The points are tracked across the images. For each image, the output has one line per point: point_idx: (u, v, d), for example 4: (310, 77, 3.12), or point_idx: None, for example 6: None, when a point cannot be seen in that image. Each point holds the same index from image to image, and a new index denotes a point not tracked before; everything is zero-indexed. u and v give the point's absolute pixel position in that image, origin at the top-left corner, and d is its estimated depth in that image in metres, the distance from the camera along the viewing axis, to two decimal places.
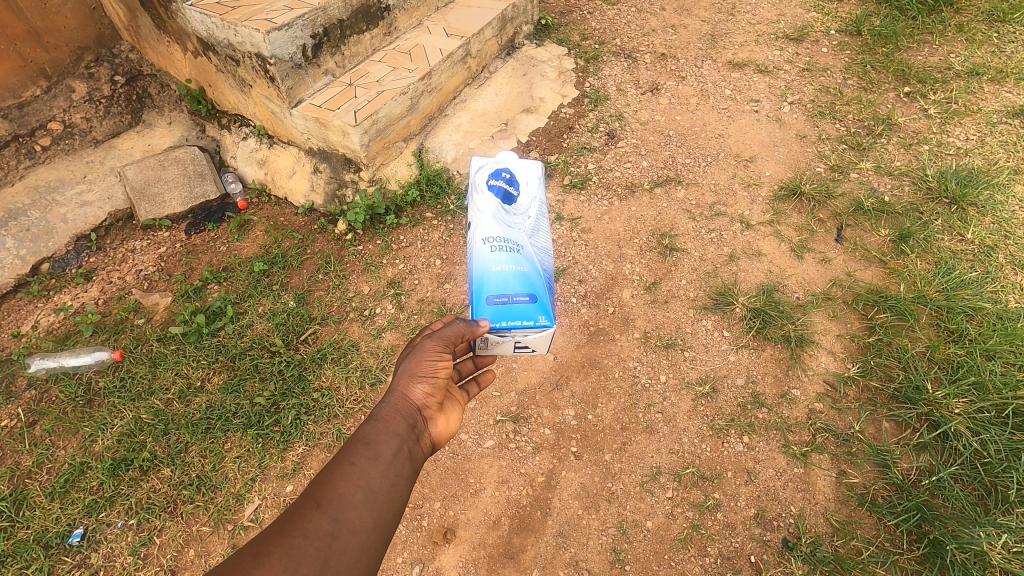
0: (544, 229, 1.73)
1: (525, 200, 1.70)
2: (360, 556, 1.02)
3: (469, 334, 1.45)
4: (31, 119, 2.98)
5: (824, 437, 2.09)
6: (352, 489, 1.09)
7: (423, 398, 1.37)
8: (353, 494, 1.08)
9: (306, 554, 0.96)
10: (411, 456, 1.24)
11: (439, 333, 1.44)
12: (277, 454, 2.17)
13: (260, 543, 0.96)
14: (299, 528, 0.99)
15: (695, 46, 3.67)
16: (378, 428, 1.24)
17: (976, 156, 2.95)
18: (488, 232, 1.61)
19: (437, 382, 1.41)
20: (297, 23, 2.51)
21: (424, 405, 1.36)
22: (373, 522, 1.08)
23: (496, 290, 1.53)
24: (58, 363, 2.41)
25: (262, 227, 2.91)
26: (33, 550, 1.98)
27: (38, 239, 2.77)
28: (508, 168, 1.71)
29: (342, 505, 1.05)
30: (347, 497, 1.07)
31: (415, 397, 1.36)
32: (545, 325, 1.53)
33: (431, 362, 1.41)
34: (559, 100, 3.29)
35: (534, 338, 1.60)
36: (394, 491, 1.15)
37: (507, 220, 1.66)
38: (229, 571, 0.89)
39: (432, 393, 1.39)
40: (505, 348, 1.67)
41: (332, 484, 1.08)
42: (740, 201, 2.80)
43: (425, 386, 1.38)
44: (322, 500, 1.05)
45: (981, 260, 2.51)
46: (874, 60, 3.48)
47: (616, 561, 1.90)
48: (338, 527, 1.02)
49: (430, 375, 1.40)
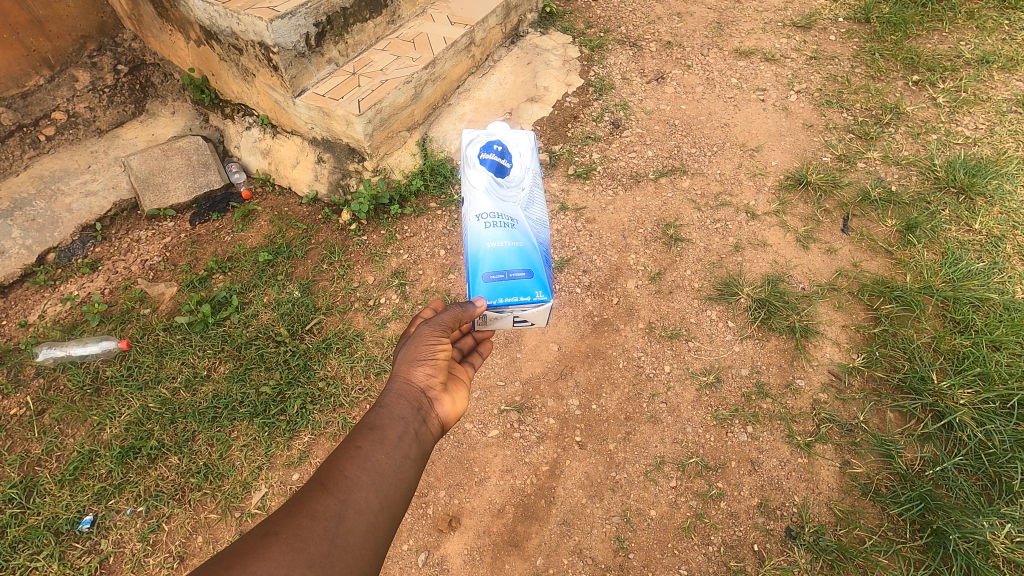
0: (539, 201, 1.74)
1: (517, 171, 1.71)
2: (367, 536, 1.03)
3: (466, 316, 1.45)
4: (35, 109, 2.99)
5: (828, 427, 2.09)
6: (358, 470, 1.10)
7: (426, 380, 1.37)
8: (359, 476, 1.09)
9: (314, 534, 0.97)
10: (418, 438, 1.25)
11: (436, 319, 1.45)
12: (283, 443, 2.19)
13: (269, 523, 0.98)
14: (307, 509, 1.01)
15: (701, 34, 3.63)
16: (382, 412, 1.25)
17: (985, 146, 2.92)
18: (482, 208, 1.62)
19: (438, 365, 1.41)
20: (300, 12, 2.49)
21: (427, 387, 1.36)
22: (380, 503, 1.09)
23: (493, 267, 1.54)
24: (66, 352, 2.43)
25: (266, 217, 2.90)
26: (45, 537, 2.01)
27: (43, 229, 2.78)
28: (500, 141, 1.71)
29: (349, 486, 1.07)
30: (353, 479, 1.08)
31: (418, 380, 1.36)
32: (543, 300, 1.54)
33: (429, 347, 1.41)
34: (563, 89, 3.27)
35: (532, 313, 1.60)
36: (401, 473, 1.16)
37: (502, 193, 1.66)
38: (240, 550, 0.91)
39: (434, 374, 1.39)
40: (504, 324, 1.68)
41: (338, 467, 1.10)
42: (747, 190, 2.79)
43: (426, 369, 1.39)
44: (329, 483, 1.06)
45: (988, 250, 2.49)
46: (883, 48, 3.44)
47: (620, 549, 1.91)
48: (345, 507, 1.03)
49: (430, 359, 1.40)
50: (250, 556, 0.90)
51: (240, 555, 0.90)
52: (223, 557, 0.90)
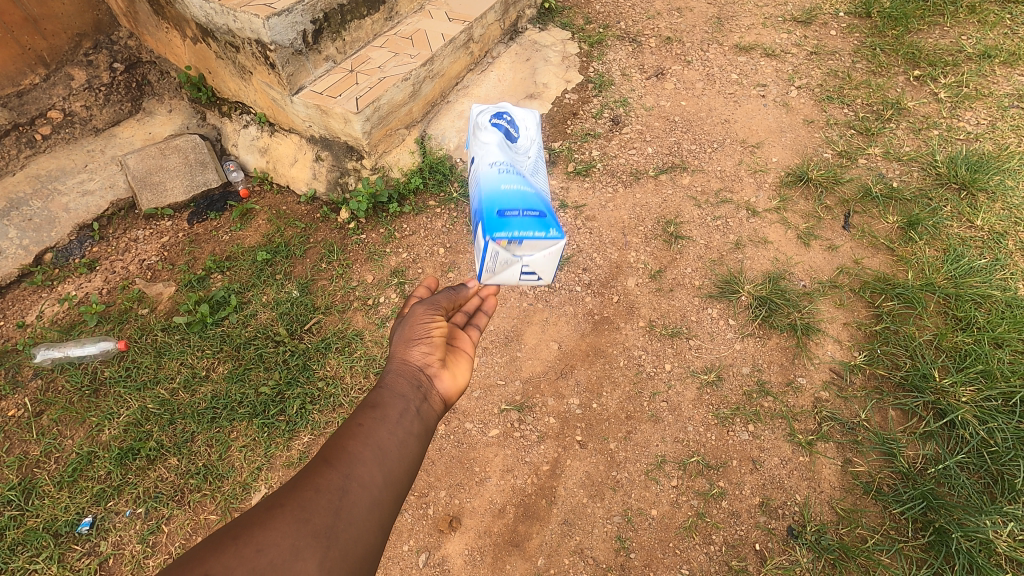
0: (544, 173, 1.67)
1: (525, 142, 1.68)
2: (373, 508, 1.02)
3: (456, 299, 1.54)
4: (31, 107, 2.96)
5: (830, 425, 2.08)
6: (360, 446, 1.09)
7: (426, 357, 1.35)
8: (362, 451, 1.08)
9: (318, 506, 0.96)
10: (420, 415, 1.23)
11: (430, 301, 1.49)
12: (283, 443, 2.18)
13: (274, 498, 0.97)
14: (310, 484, 1.00)
15: (701, 29, 3.60)
16: (383, 391, 1.24)
17: (987, 141, 2.90)
18: (490, 159, 1.57)
19: (438, 342, 1.39)
20: (297, 9, 2.47)
21: (428, 364, 1.34)
22: (384, 478, 1.07)
23: (507, 203, 1.49)
24: (64, 353, 2.42)
25: (264, 215, 2.89)
26: (43, 539, 2.00)
27: (40, 229, 2.76)
28: (510, 111, 1.72)
29: (353, 461, 1.06)
30: (356, 454, 1.07)
31: (418, 358, 1.34)
32: (557, 233, 1.49)
33: (425, 326, 1.40)
34: (563, 85, 3.24)
35: (541, 255, 1.53)
36: (404, 448, 1.14)
37: (508, 153, 1.61)
38: (244, 523, 0.91)
39: (435, 352, 1.37)
40: (510, 276, 1.59)
41: (341, 444, 1.09)
42: (747, 187, 2.77)
43: (425, 347, 1.37)
44: (332, 458, 1.05)
45: (990, 246, 2.48)
46: (884, 43, 3.41)
47: (621, 549, 1.91)
48: (348, 481, 1.02)
49: (428, 337, 1.38)
50: (255, 528, 0.89)
51: (246, 527, 0.89)
52: (231, 529, 0.89)
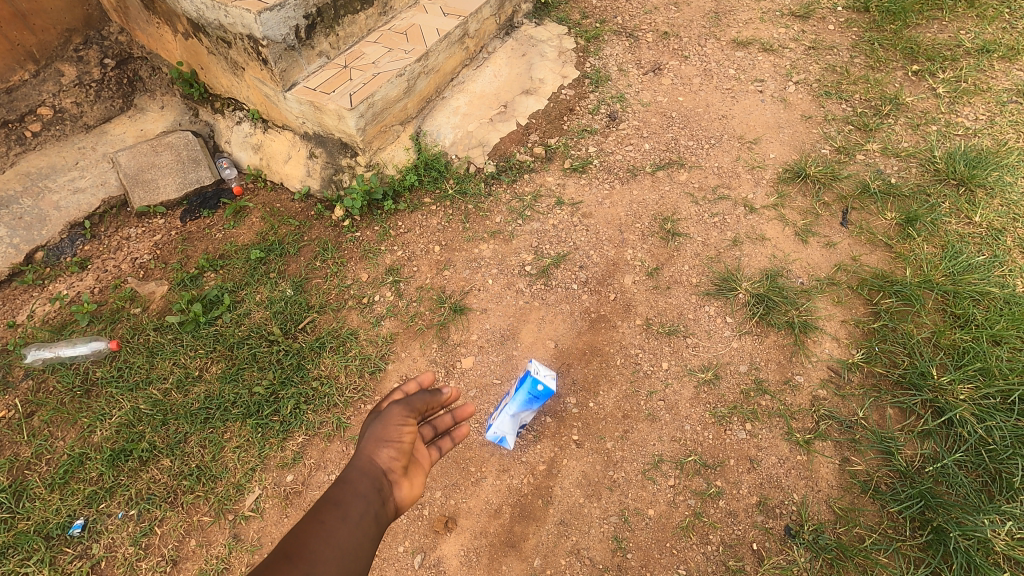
0: None
1: None
2: None
3: (432, 402, 1.36)
4: (20, 104, 2.90)
5: (827, 424, 2.07)
6: (320, 550, 0.98)
7: (392, 461, 1.21)
8: (321, 555, 0.98)
9: None
10: (378, 526, 1.10)
11: (407, 399, 1.33)
12: (277, 444, 2.16)
13: None
14: None
15: (698, 24, 3.57)
16: (345, 491, 1.11)
17: (985, 137, 2.88)
18: None
19: (406, 447, 1.25)
20: (289, 3, 2.44)
21: (392, 469, 1.21)
22: None
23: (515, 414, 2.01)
24: (55, 353, 2.39)
25: (257, 213, 2.86)
26: (34, 541, 1.98)
27: (31, 227, 2.73)
28: None
29: (312, 564, 0.96)
30: (316, 558, 0.97)
31: (383, 461, 1.20)
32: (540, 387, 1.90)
33: (397, 426, 1.26)
34: (559, 80, 3.21)
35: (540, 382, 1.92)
36: (358, 562, 1.02)
37: None
38: None
39: (402, 457, 1.23)
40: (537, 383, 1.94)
41: (300, 542, 0.98)
42: (744, 183, 2.75)
43: (392, 450, 1.23)
44: (290, 557, 0.95)
45: (988, 243, 2.46)
46: (882, 38, 3.39)
47: (618, 549, 1.89)
48: None
49: (398, 439, 1.24)
50: None
51: None
52: None
